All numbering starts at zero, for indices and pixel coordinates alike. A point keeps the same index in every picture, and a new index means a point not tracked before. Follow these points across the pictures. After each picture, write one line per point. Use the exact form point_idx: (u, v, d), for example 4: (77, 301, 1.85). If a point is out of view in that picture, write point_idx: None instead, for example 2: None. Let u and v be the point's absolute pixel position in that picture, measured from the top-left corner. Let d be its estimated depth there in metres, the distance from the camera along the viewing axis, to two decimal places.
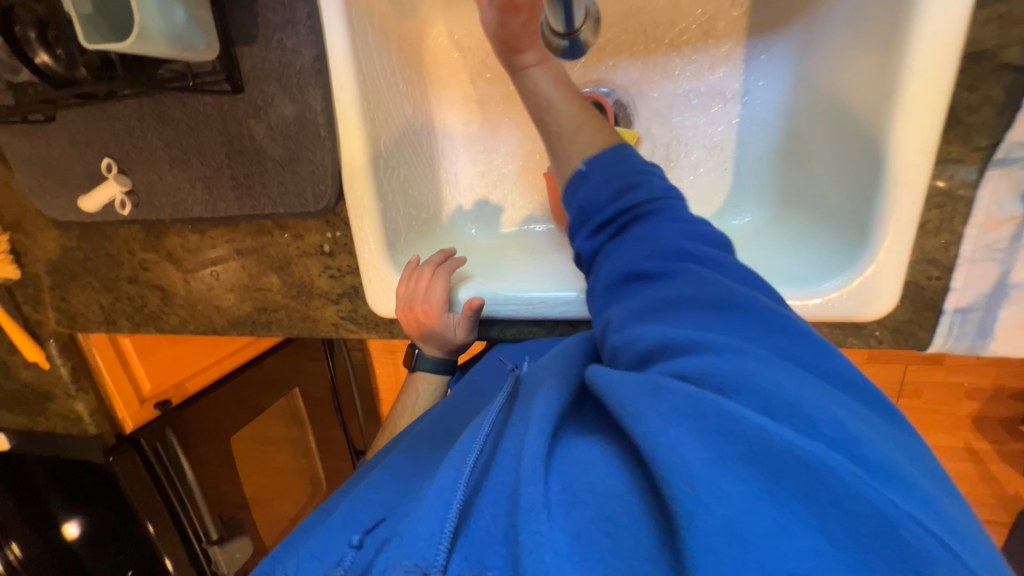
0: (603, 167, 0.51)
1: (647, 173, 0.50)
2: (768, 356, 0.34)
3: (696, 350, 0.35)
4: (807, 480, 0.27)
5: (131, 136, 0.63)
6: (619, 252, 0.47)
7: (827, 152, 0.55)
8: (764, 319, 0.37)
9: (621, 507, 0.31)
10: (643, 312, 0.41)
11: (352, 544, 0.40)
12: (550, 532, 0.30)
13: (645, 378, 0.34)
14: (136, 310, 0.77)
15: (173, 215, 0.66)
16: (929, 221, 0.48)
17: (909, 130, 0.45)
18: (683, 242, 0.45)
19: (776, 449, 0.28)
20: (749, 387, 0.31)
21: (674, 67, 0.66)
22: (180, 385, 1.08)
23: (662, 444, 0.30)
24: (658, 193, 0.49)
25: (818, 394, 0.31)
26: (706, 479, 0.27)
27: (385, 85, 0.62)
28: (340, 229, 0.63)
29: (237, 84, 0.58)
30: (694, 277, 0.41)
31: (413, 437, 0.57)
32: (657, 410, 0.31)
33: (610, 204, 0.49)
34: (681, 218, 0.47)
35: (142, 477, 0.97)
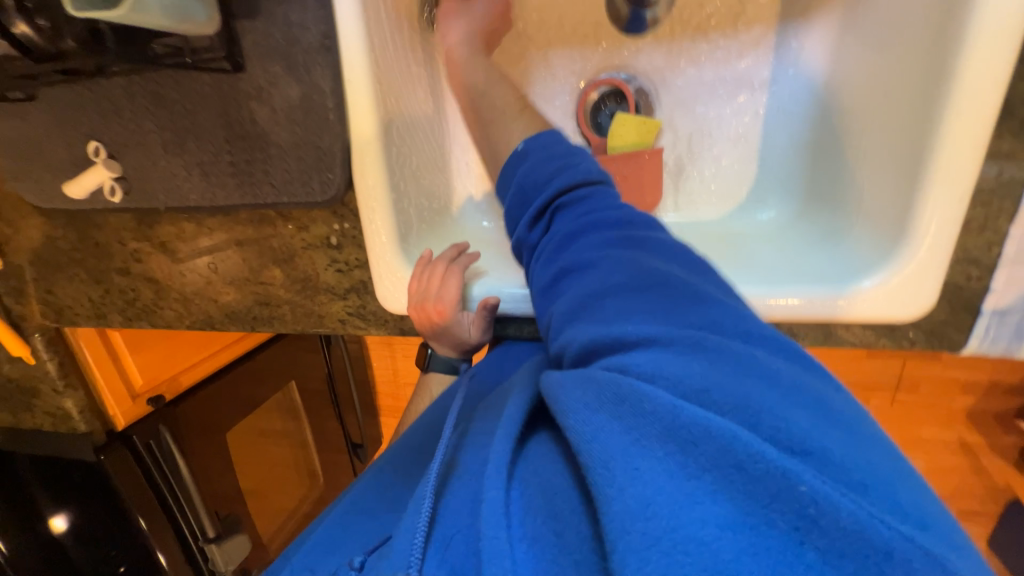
0: (544, 147, 0.48)
1: (574, 162, 0.46)
2: (707, 335, 0.30)
3: (624, 336, 0.31)
4: (712, 450, 0.24)
5: (121, 118, 0.59)
6: (551, 241, 0.43)
7: (860, 149, 0.53)
8: (690, 299, 0.33)
9: (564, 502, 0.29)
10: (574, 307, 0.36)
11: (352, 566, 0.37)
12: (507, 538, 0.27)
13: (576, 372, 0.31)
14: (128, 304, 0.73)
15: (166, 203, 0.62)
16: (973, 219, 0.46)
17: (960, 125, 0.43)
18: (611, 217, 0.41)
19: (701, 428, 0.25)
20: (665, 368, 0.28)
21: (701, 53, 0.63)
22: (174, 379, 1.04)
23: (587, 435, 0.28)
24: (582, 179, 0.45)
25: (738, 364, 0.28)
26: (623, 460, 0.25)
27: (398, 66, 0.59)
28: (348, 220, 0.60)
29: (237, 62, 0.54)
30: (619, 262, 0.36)
31: (404, 438, 0.53)
32: (584, 401, 0.29)
33: (537, 191, 0.46)
34: (602, 201, 0.43)
35: (134, 474, 0.94)
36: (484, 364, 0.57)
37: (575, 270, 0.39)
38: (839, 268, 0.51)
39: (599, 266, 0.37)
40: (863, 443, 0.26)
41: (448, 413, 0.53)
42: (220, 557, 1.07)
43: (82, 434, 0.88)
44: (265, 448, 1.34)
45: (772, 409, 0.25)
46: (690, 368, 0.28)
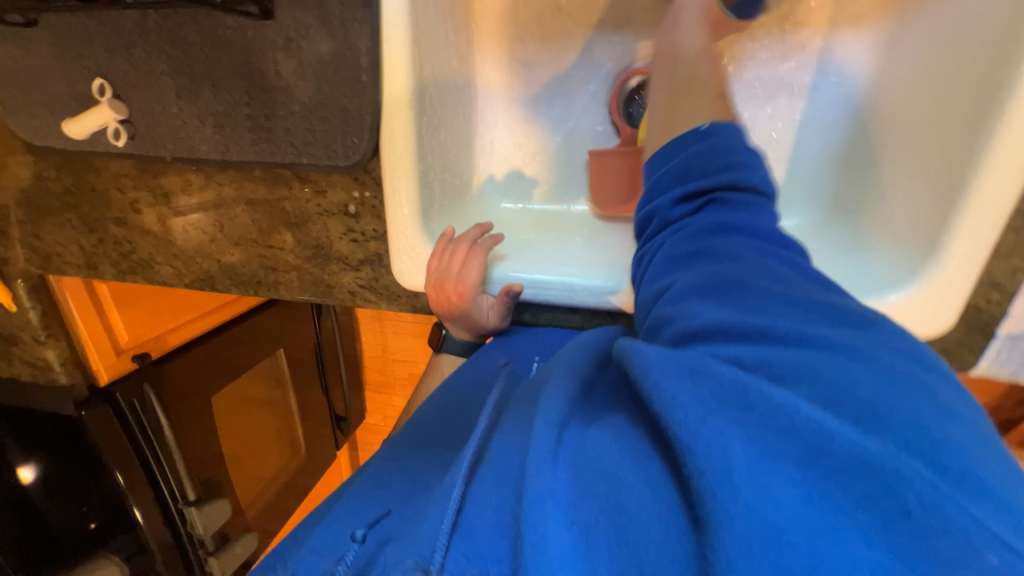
0: (726, 136, 0.42)
1: (745, 159, 0.40)
2: (830, 342, 0.28)
3: (761, 334, 0.30)
4: (864, 480, 0.23)
5: (130, 56, 0.55)
6: (698, 227, 0.39)
7: (900, 161, 0.53)
8: (832, 309, 0.31)
9: (637, 497, 0.27)
10: (704, 289, 0.34)
11: (356, 538, 0.37)
12: (555, 521, 0.26)
13: (684, 357, 0.29)
14: (122, 256, 0.69)
15: (175, 152, 0.58)
16: (1002, 244, 0.47)
17: (1009, 144, 0.43)
18: (763, 222, 0.38)
19: (828, 445, 0.24)
20: (816, 380, 0.27)
21: (744, 51, 0.62)
22: (161, 338, 1.01)
23: (704, 438, 0.25)
24: (751, 183, 0.40)
25: (898, 388, 0.26)
26: (747, 474, 0.23)
27: (436, 30, 0.56)
28: (369, 189, 0.57)
29: (266, 9, 0.50)
30: (763, 265, 0.34)
31: (411, 426, 0.52)
32: (695, 397, 0.26)
33: (702, 177, 0.40)
34: (766, 214, 0.39)
35: (114, 430, 0.90)
36: (500, 350, 0.56)
37: (713, 255, 0.36)
38: (862, 280, 0.51)
39: (745, 262, 0.35)
40: (990, 458, 0.25)
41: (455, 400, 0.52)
42: (199, 520, 1.05)
43: (63, 386, 0.87)
44: (250, 414, 1.31)
45: (928, 438, 0.24)
46: (806, 377, 0.27)
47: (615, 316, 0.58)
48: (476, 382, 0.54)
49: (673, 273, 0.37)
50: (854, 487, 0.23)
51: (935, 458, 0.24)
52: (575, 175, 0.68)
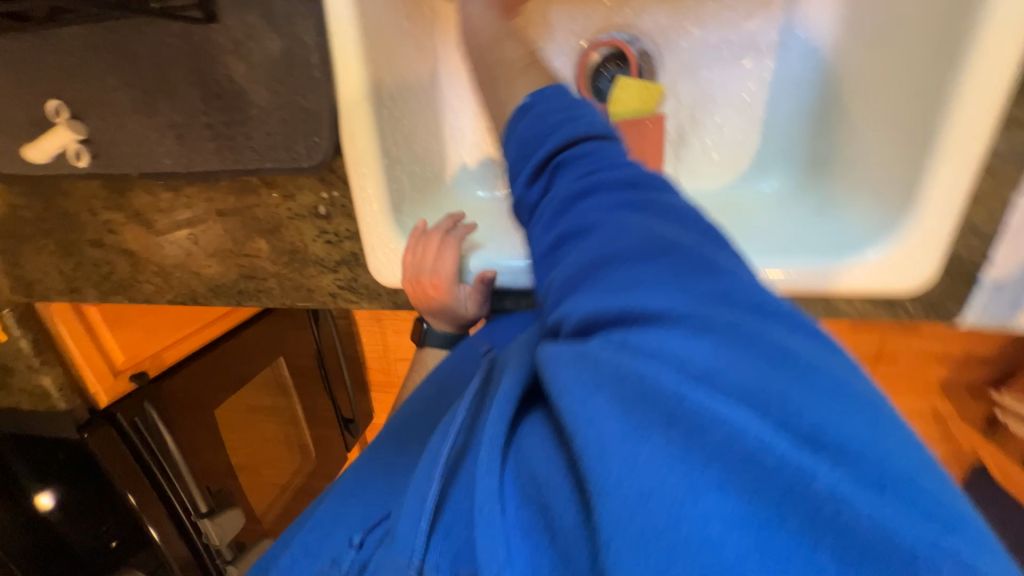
0: (547, 100, 0.44)
1: (576, 118, 0.41)
2: (711, 309, 0.28)
3: (622, 308, 0.29)
4: (724, 448, 0.23)
5: (81, 73, 0.54)
6: (566, 207, 0.37)
7: (870, 116, 0.51)
8: (714, 269, 0.30)
9: (552, 485, 0.28)
10: (575, 275, 0.33)
11: (353, 544, 0.39)
12: (502, 525, 0.28)
13: (580, 350, 0.30)
14: (103, 278, 0.69)
15: (139, 169, 0.57)
16: (980, 189, 0.46)
17: (976, 87, 0.41)
18: (641, 180, 0.37)
19: (688, 415, 0.24)
20: (671, 350, 0.27)
21: (707, 13, 0.60)
22: (158, 356, 1.00)
23: (580, 418, 0.27)
24: (592, 139, 0.40)
25: (748, 348, 0.26)
26: (618, 450, 0.25)
27: (387, 20, 0.54)
28: (337, 188, 0.57)
29: (210, 13, 0.49)
30: (622, 224, 0.33)
31: (397, 420, 0.52)
32: (580, 382, 0.28)
33: (546, 145, 0.41)
34: (609, 155, 0.39)
35: (121, 452, 0.92)
36: (480, 338, 0.56)
37: (581, 231, 0.35)
38: (840, 240, 0.50)
39: (609, 228, 0.33)
40: (873, 422, 0.24)
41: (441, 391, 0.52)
42: (214, 531, 1.06)
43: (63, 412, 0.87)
44: (255, 424, 1.33)
45: (789, 398, 0.24)
46: (684, 347, 0.27)
47: None
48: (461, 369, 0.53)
49: (551, 266, 0.37)
50: (720, 455, 0.23)
51: (808, 425, 0.24)
52: None
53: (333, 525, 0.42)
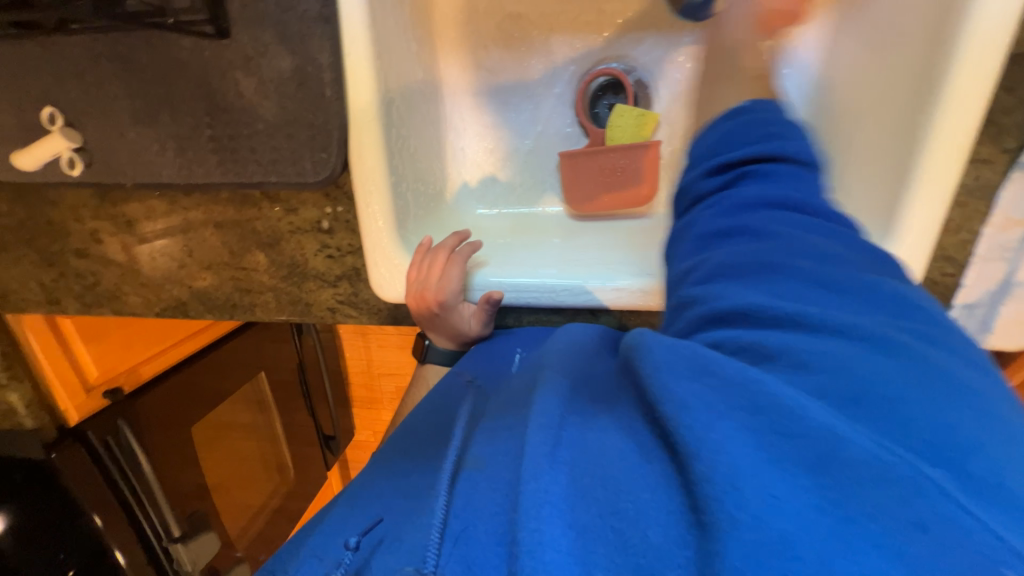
0: (767, 113, 0.41)
1: (792, 126, 0.40)
2: (871, 334, 0.28)
3: (790, 321, 0.29)
4: (879, 484, 0.23)
5: (82, 82, 0.53)
6: (727, 206, 0.37)
7: (852, 148, 0.55)
8: (891, 302, 0.30)
9: (630, 500, 0.26)
10: (731, 266, 0.34)
11: (349, 546, 0.37)
12: (551, 525, 0.25)
13: (694, 353, 0.29)
14: (86, 289, 0.66)
15: (135, 179, 0.56)
16: (951, 219, 0.50)
17: (948, 129, 0.45)
18: (818, 198, 0.36)
19: (837, 449, 0.24)
20: (828, 368, 0.27)
21: (699, 49, 0.64)
22: (133, 370, 0.97)
23: (709, 442, 0.25)
24: (790, 157, 0.38)
25: (898, 380, 0.26)
26: (756, 482, 0.23)
27: (398, 42, 0.56)
28: (341, 204, 0.57)
29: (222, 28, 0.49)
30: (809, 242, 0.33)
31: (398, 435, 0.53)
32: (704, 400, 0.26)
33: (742, 149, 0.39)
34: (804, 180, 0.37)
35: (91, 474, 0.87)
36: (484, 352, 0.57)
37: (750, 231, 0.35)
38: None
39: (788, 240, 0.33)
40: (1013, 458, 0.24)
41: (444, 406, 0.52)
42: (187, 556, 1.02)
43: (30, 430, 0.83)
44: (233, 441, 1.28)
45: (935, 430, 0.24)
46: (829, 373, 0.27)
47: (595, 313, 0.59)
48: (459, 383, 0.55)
49: (699, 253, 0.37)
50: (864, 493, 0.23)
51: (951, 461, 0.24)
52: (547, 177, 0.69)
53: (334, 535, 0.40)
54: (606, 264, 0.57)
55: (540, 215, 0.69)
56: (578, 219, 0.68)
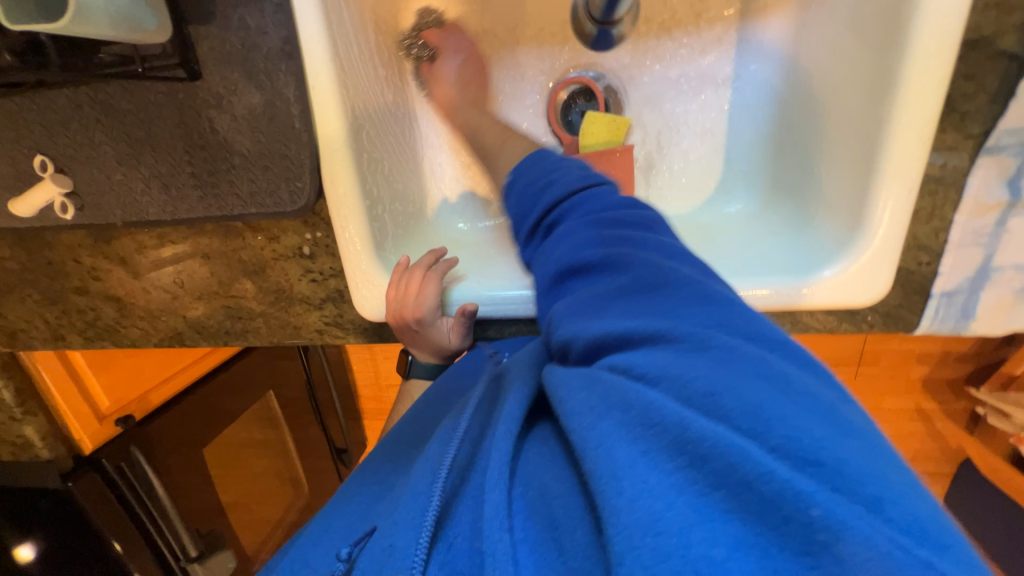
0: (528, 172, 0.48)
1: (564, 169, 0.45)
2: (700, 337, 0.30)
3: (634, 339, 0.32)
4: (730, 473, 0.24)
5: (68, 129, 0.55)
6: (556, 246, 0.41)
7: (820, 141, 0.55)
8: (708, 299, 0.32)
9: (561, 507, 0.30)
10: (578, 300, 0.36)
11: (341, 557, 0.37)
12: (510, 540, 0.28)
13: (587, 371, 0.32)
14: (88, 324, 0.69)
15: (125, 218, 0.59)
16: (922, 208, 0.49)
17: (909, 118, 0.45)
18: (637, 220, 0.40)
19: (693, 439, 0.25)
20: (672, 378, 0.28)
21: (665, 51, 0.64)
22: (143, 398, 1.00)
23: (592, 441, 0.28)
24: (577, 189, 0.43)
25: (752, 374, 0.27)
26: (631, 472, 0.25)
27: (365, 69, 0.57)
28: (321, 229, 0.59)
29: (193, 70, 0.52)
30: (641, 255, 0.36)
31: (389, 440, 0.52)
32: (591, 404, 0.30)
33: (535, 207, 0.45)
34: (601, 203, 0.42)
35: (107, 498, 0.90)
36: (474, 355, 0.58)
37: (585, 266, 0.38)
38: (802, 258, 0.53)
39: (614, 261, 0.36)
40: (860, 445, 0.25)
41: (430, 410, 0.53)
42: None
43: (46, 462, 0.85)
44: (246, 459, 1.31)
45: (784, 417, 0.25)
46: (679, 380, 0.28)
47: None
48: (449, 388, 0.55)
49: (556, 297, 0.39)
50: (726, 477, 0.24)
51: (805, 451, 0.24)
52: None
53: (321, 540, 0.41)
54: None
55: None
56: None
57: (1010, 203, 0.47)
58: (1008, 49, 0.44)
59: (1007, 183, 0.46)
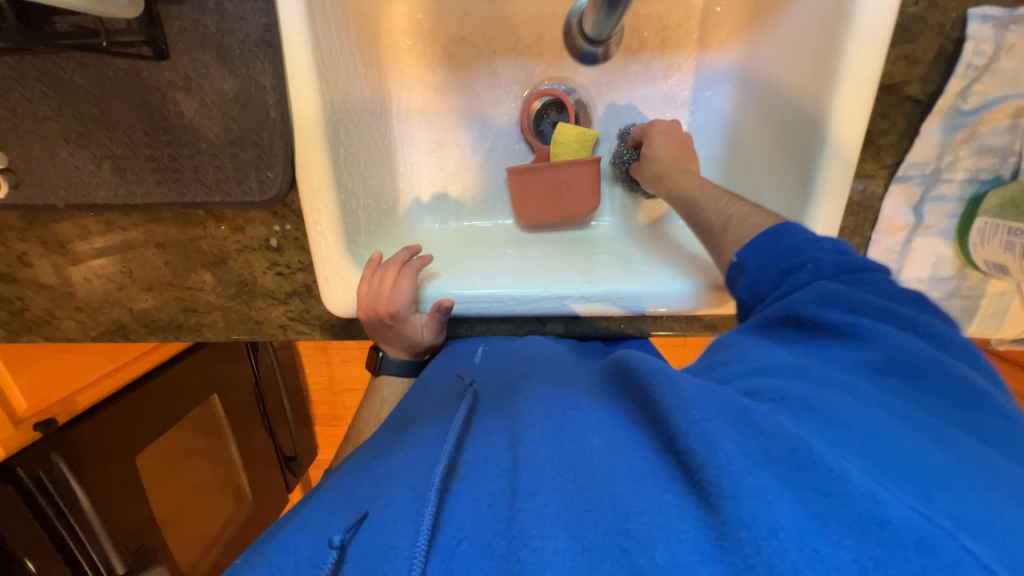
0: (763, 247, 0.44)
1: (814, 247, 0.42)
2: (906, 414, 0.30)
3: (826, 388, 0.32)
4: (925, 550, 0.23)
5: (8, 100, 0.51)
6: (793, 299, 0.39)
7: (764, 157, 0.62)
8: (947, 389, 0.32)
9: (640, 523, 0.28)
10: (783, 342, 0.37)
11: (332, 545, 0.34)
12: (557, 549, 0.27)
13: (729, 407, 0.31)
14: (13, 314, 0.63)
15: (68, 199, 0.54)
16: (847, 226, 0.57)
17: (839, 144, 0.52)
18: (899, 297, 0.38)
19: (884, 516, 0.24)
20: (885, 447, 0.28)
21: (632, 72, 0.69)
22: (68, 400, 0.90)
23: (747, 495, 0.26)
24: (829, 276, 0.40)
25: (966, 465, 0.27)
26: (797, 536, 0.24)
27: (345, 65, 0.57)
28: (290, 221, 0.57)
29: (160, 49, 0.50)
30: (881, 330, 0.35)
31: (373, 438, 0.52)
32: (741, 451, 0.28)
33: (772, 289, 0.42)
34: (849, 269, 0.40)
35: (22, 510, 0.80)
36: (446, 355, 0.60)
37: (799, 321, 0.38)
38: None
39: (842, 333, 0.36)
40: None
41: (421, 395, 0.54)
42: None
43: None
44: (183, 471, 1.21)
45: (991, 510, 0.25)
46: (867, 442, 0.28)
47: (543, 322, 0.62)
48: (427, 387, 0.55)
49: (756, 332, 0.40)
50: (906, 554, 0.23)
51: (988, 531, 0.24)
52: (497, 192, 0.73)
53: (296, 538, 0.37)
54: (551, 273, 0.61)
55: (491, 227, 0.73)
56: (529, 228, 0.72)
57: (914, 225, 0.55)
58: (913, 94, 0.52)
59: (911, 208, 0.55)
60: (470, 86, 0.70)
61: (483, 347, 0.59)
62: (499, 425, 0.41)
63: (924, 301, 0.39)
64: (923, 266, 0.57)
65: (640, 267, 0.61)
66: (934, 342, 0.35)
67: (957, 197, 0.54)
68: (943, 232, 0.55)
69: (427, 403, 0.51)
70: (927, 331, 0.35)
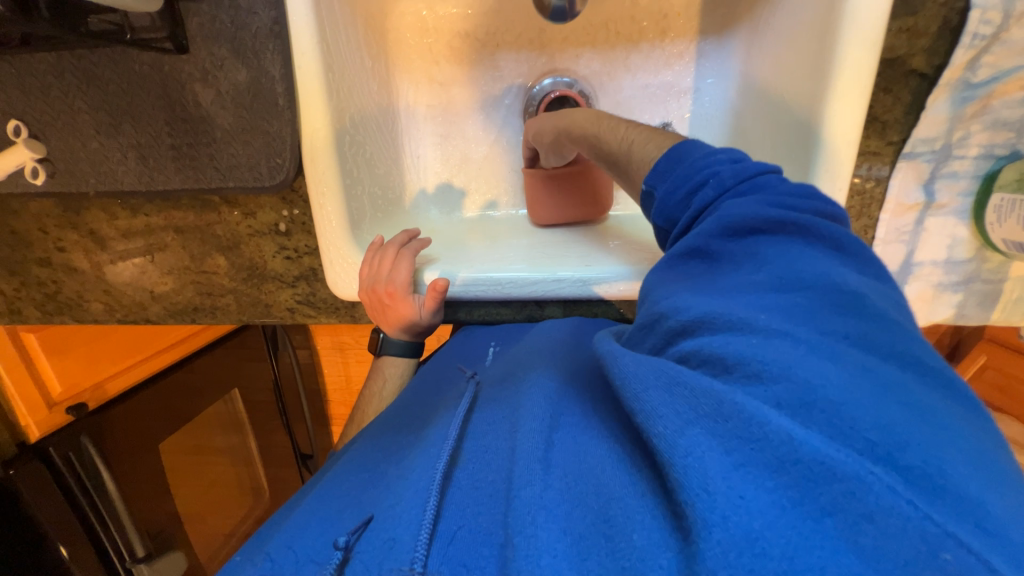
0: (667, 174, 0.42)
1: (714, 160, 0.40)
2: (813, 343, 0.29)
3: (741, 331, 0.30)
4: (839, 493, 0.23)
5: (47, 95, 0.56)
6: (701, 227, 0.38)
7: (767, 140, 0.60)
8: (842, 303, 0.31)
9: (620, 508, 0.28)
10: (697, 283, 0.36)
11: (338, 544, 0.33)
12: (544, 531, 0.27)
13: (660, 367, 0.30)
14: (48, 297, 0.68)
15: (98, 187, 0.59)
16: (852, 207, 0.55)
17: (840, 121, 0.51)
18: (796, 210, 0.36)
19: (801, 459, 0.23)
20: (790, 380, 0.27)
21: (634, 62, 0.70)
22: (99, 386, 0.95)
23: (681, 452, 0.26)
24: (731, 188, 0.39)
25: (875, 391, 0.27)
26: (726, 487, 0.23)
27: (351, 59, 0.60)
28: (297, 207, 0.60)
29: (181, 44, 0.54)
30: (782, 250, 0.34)
31: (377, 424, 0.55)
32: (675, 409, 0.27)
33: (684, 214, 0.40)
34: (753, 198, 0.37)
35: (55, 493, 0.84)
36: (471, 342, 0.62)
37: (704, 250, 0.38)
38: None
39: (745, 258, 0.35)
40: (954, 454, 0.25)
41: (425, 391, 0.56)
42: None
43: None
44: (202, 466, 1.25)
45: (893, 429, 0.25)
46: (777, 378, 0.27)
47: (542, 305, 0.64)
48: (435, 380, 0.58)
49: (668, 274, 0.39)
50: (818, 489, 0.23)
51: (897, 456, 0.24)
52: (502, 183, 0.74)
53: (297, 531, 0.38)
54: (549, 258, 0.61)
55: (495, 217, 0.74)
56: (540, 225, 0.71)
57: (925, 204, 0.53)
58: (918, 68, 0.50)
59: (922, 186, 0.53)
60: (476, 79, 0.72)
61: (493, 345, 0.60)
62: (500, 413, 0.40)
63: (818, 196, 0.38)
64: (938, 247, 0.54)
65: (630, 251, 0.62)
66: (836, 249, 0.35)
67: (971, 174, 0.52)
68: (958, 211, 0.53)
69: (431, 400, 0.53)
70: (823, 234, 0.35)
